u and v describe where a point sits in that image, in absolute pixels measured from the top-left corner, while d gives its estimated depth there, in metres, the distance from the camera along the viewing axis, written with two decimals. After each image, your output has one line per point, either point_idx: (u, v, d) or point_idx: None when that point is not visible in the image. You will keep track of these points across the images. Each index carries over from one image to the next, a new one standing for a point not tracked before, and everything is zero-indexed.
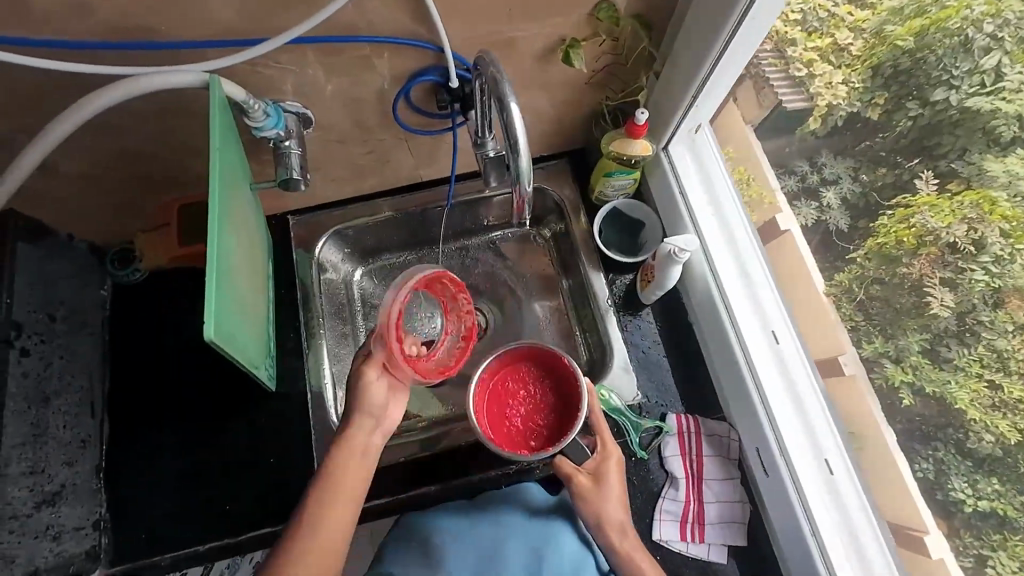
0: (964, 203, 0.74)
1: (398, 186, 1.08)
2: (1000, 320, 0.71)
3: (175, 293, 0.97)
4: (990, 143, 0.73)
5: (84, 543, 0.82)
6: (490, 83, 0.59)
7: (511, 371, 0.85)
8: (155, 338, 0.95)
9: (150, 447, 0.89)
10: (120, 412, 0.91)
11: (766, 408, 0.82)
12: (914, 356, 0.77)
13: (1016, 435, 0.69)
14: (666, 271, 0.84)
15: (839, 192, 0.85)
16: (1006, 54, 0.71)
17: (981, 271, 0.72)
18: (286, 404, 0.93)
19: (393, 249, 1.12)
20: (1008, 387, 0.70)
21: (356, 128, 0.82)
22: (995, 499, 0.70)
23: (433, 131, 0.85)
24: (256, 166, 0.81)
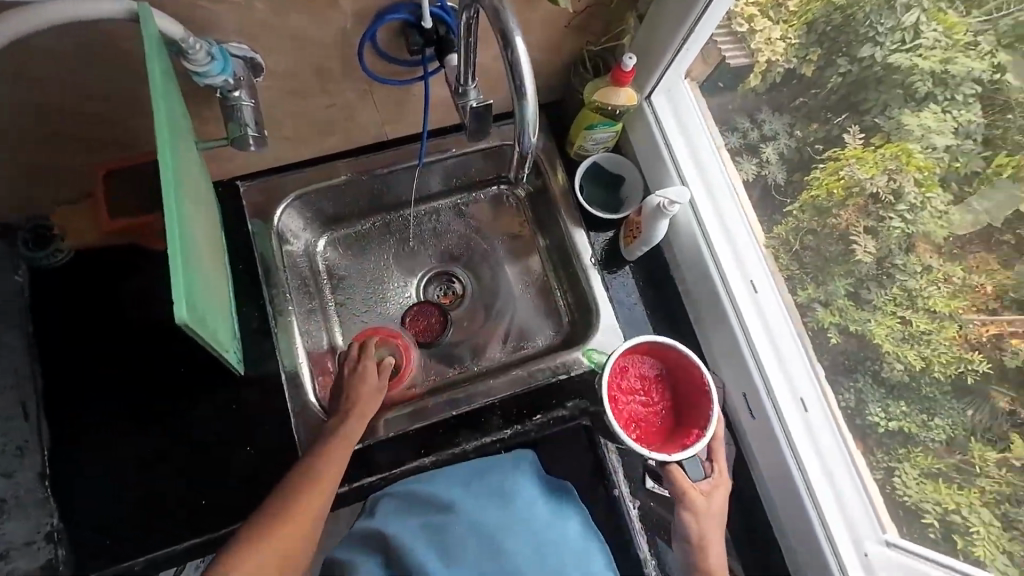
0: (886, 155, 0.76)
1: (362, 145, 0.99)
2: (911, 263, 0.75)
3: (108, 273, 0.85)
4: (908, 99, 0.73)
5: (39, 557, 0.74)
6: (490, 14, 0.54)
7: (637, 362, 0.82)
8: (81, 314, 0.84)
9: (81, 425, 0.80)
10: (58, 404, 0.81)
11: (754, 356, 0.85)
12: (841, 299, 0.83)
13: (920, 363, 0.74)
14: (653, 226, 0.83)
15: (777, 147, 0.87)
16: (924, 12, 0.69)
17: (896, 219, 0.75)
18: (259, 387, 0.86)
19: (357, 216, 1.06)
20: (916, 321, 0.75)
21: (316, 76, 0.72)
22: (902, 419, 0.77)
23: (400, 82, 0.77)
24: (200, 121, 0.70)
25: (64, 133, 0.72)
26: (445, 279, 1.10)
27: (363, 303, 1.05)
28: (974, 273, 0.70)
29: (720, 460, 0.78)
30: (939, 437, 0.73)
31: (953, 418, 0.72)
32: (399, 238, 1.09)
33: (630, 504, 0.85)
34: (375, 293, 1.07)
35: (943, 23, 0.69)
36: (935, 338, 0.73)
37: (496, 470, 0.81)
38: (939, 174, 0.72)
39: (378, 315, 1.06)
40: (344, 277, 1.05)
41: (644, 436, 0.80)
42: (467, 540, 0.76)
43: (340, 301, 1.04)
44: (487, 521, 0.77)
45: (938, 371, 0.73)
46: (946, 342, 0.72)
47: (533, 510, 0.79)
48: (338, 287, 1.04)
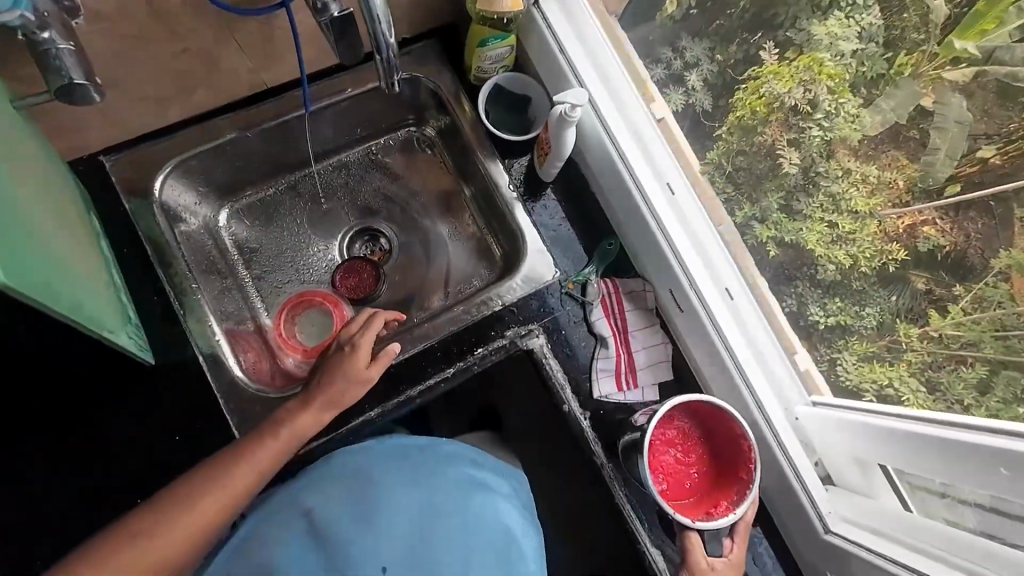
0: (800, 68, 0.77)
1: (239, 99, 0.88)
2: (832, 169, 0.78)
3: None
4: (814, 9, 0.75)
5: None
6: None
7: (682, 420, 0.82)
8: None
9: (41, 406, 0.78)
10: (3, 389, 0.77)
11: (677, 256, 0.85)
12: (775, 214, 0.84)
13: (849, 261, 0.78)
14: (562, 136, 0.80)
15: (700, 74, 0.87)
16: None
17: (815, 127, 0.78)
18: (175, 375, 0.80)
19: (255, 180, 0.99)
20: (841, 223, 0.78)
21: (151, 15, 0.63)
22: (839, 314, 0.81)
23: (250, 11, 0.68)
24: (10, 79, 0.60)
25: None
26: (370, 236, 1.05)
27: (282, 275, 1.01)
28: (887, 169, 0.74)
29: (740, 542, 0.77)
30: (872, 324, 0.78)
31: (884, 306, 0.76)
32: (309, 200, 1.03)
33: (581, 416, 0.87)
34: (294, 260, 1.02)
35: None
36: (860, 237, 0.77)
37: (443, 451, 0.75)
38: (849, 80, 0.74)
39: (300, 285, 1.01)
40: (257, 250, 1.00)
41: (670, 489, 0.80)
42: (395, 527, 0.67)
43: (257, 276, 0.99)
44: (426, 505, 0.69)
45: (866, 266, 0.77)
46: (869, 237, 0.76)
47: (469, 498, 0.72)
48: (252, 261, 0.99)
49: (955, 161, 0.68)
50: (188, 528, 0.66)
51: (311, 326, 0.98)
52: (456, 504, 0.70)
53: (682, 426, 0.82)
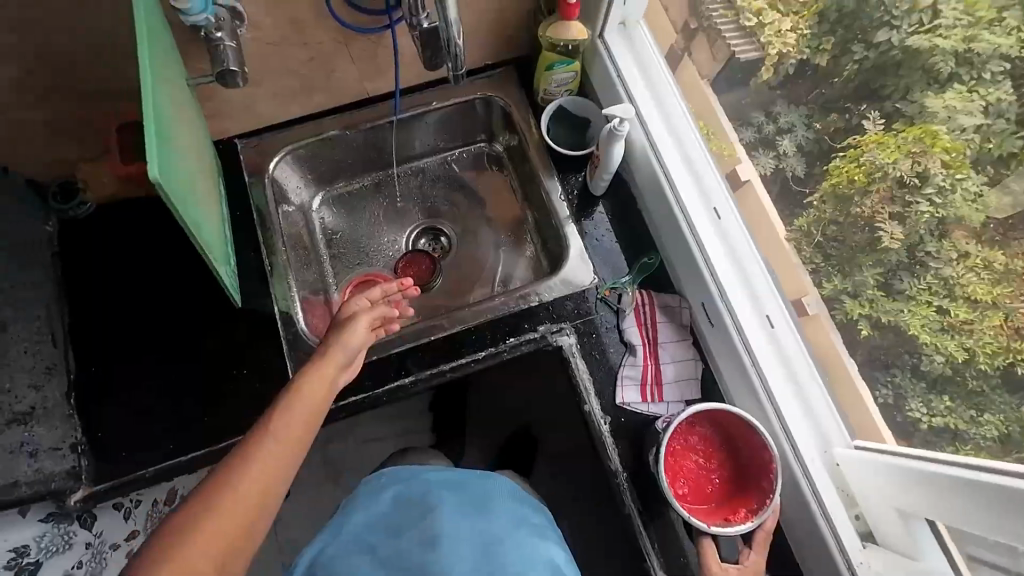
0: (908, 139, 0.74)
1: (345, 103, 1.05)
2: (946, 250, 0.72)
3: (154, 220, 0.96)
4: (930, 81, 0.73)
5: (64, 463, 0.82)
6: None
7: (704, 426, 0.80)
8: (161, 231, 0.96)
9: (148, 327, 0.91)
10: (126, 308, 0.92)
11: (714, 276, 0.86)
12: (871, 290, 0.78)
13: (963, 355, 0.69)
14: (610, 149, 0.87)
15: (794, 139, 0.86)
16: None
17: (926, 203, 0.73)
18: (252, 320, 0.93)
19: (347, 175, 1.16)
20: (954, 309, 0.71)
21: (290, 27, 0.82)
22: (947, 415, 0.70)
23: (362, 28, 0.85)
24: (189, 60, 0.79)
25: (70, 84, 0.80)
26: (433, 234, 1.19)
27: (355, 257, 1.15)
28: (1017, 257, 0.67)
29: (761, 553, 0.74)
30: (990, 435, 0.67)
31: (1006, 413, 0.66)
32: (387, 197, 1.19)
33: (601, 419, 0.88)
34: (368, 245, 1.17)
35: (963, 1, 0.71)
36: (978, 328, 0.69)
37: (488, 489, 0.80)
38: (970, 155, 0.70)
39: (367, 267, 1.16)
40: (339, 234, 1.16)
41: (690, 495, 0.79)
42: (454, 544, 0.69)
43: (334, 254, 1.15)
44: (480, 530, 0.72)
45: (984, 361, 0.68)
46: (992, 331, 0.67)
47: (516, 526, 0.75)
48: (332, 242, 1.15)
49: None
50: (235, 503, 0.59)
51: None
52: (506, 530, 0.73)
53: (704, 434, 0.81)
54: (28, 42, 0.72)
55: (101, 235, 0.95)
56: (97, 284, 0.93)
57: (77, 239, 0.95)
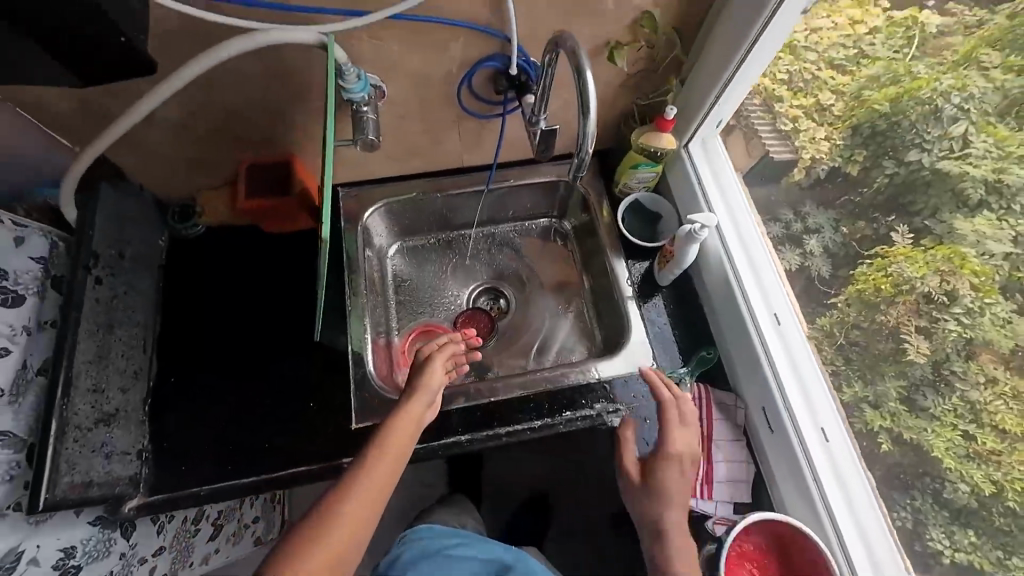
0: (936, 257, 0.81)
1: (440, 169, 1.16)
2: (972, 372, 0.77)
3: (253, 248, 1.05)
4: (959, 205, 0.80)
5: (130, 468, 0.84)
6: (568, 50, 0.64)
7: (762, 533, 0.80)
8: (264, 259, 1.04)
9: (231, 345, 0.98)
10: (213, 326, 0.99)
11: (779, 383, 0.89)
12: (893, 403, 0.83)
13: (990, 487, 0.74)
14: (685, 248, 0.93)
15: (821, 241, 0.95)
16: (972, 124, 0.79)
17: (953, 321, 0.78)
18: (329, 355, 0.98)
19: (426, 230, 1.25)
20: (982, 438, 0.75)
21: (418, 106, 0.93)
22: (972, 552, 0.76)
23: (480, 114, 0.96)
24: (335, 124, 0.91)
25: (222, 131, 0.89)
26: (494, 294, 1.25)
27: (419, 306, 1.22)
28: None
29: None
30: None
31: None
32: (458, 255, 1.27)
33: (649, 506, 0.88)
34: (432, 296, 1.24)
35: (994, 134, 0.77)
36: (1006, 461, 0.73)
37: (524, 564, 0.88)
38: (999, 280, 0.76)
39: (429, 316, 1.22)
40: (408, 281, 1.23)
41: None
42: None
43: (400, 300, 1.22)
44: None
45: (1013, 499, 0.73)
46: (1018, 465, 0.72)
47: None
48: (400, 288, 1.22)
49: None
50: (353, 529, 0.64)
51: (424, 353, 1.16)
52: None
53: (758, 540, 0.81)
54: (212, 97, 0.81)
55: (208, 254, 1.04)
56: (193, 298, 1.00)
57: (185, 255, 1.04)
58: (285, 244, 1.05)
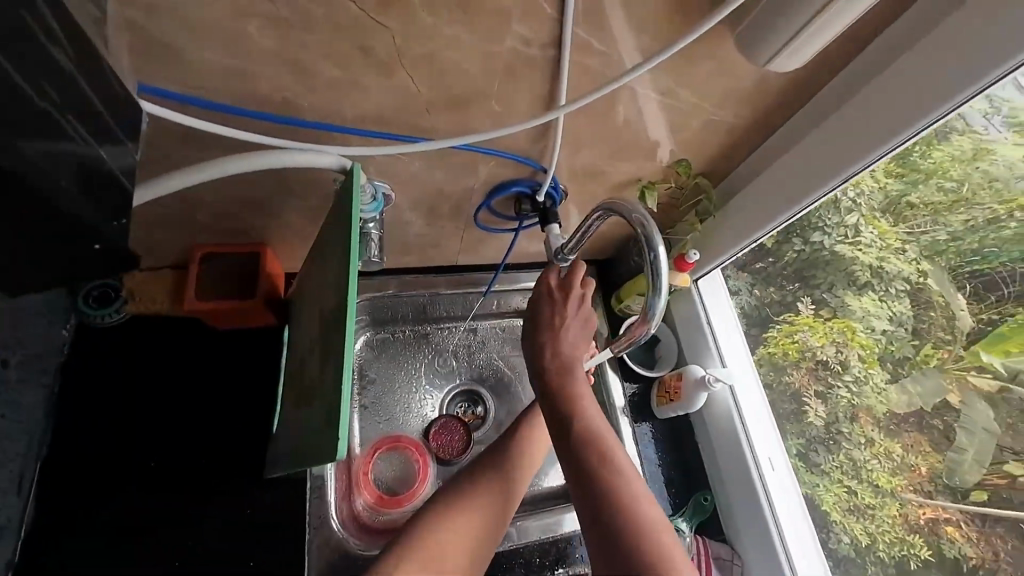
0: (833, 328, 0.84)
1: (435, 265, 1.07)
2: (856, 432, 0.82)
3: (190, 350, 0.84)
4: (850, 283, 0.82)
5: None
6: (639, 221, 0.57)
7: None
8: (207, 362, 0.84)
9: (148, 479, 0.76)
10: (123, 454, 0.77)
11: (785, 546, 0.84)
12: (793, 458, 0.90)
13: (865, 538, 0.80)
14: (694, 393, 0.89)
15: (740, 300, 0.98)
16: (862, 215, 0.78)
17: (844, 387, 0.83)
18: (282, 494, 0.79)
19: (402, 320, 1.07)
20: (861, 493, 0.81)
21: (428, 215, 0.82)
22: None
23: (494, 229, 0.88)
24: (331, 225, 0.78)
25: (180, 218, 0.72)
26: (471, 399, 1.09)
27: (383, 411, 1.04)
28: (911, 451, 0.75)
29: None
30: None
31: None
32: (433, 350, 1.09)
33: None
34: (399, 402, 1.06)
35: (878, 226, 0.77)
36: (879, 515, 0.79)
37: None
38: (879, 353, 0.79)
39: (397, 426, 1.04)
40: (373, 380, 1.04)
41: None
42: None
43: (364, 405, 1.04)
44: None
45: (882, 550, 0.79)
46: (890, 520, 0.78)
47: None
48: (365, 390, 1.04)
49: (982, 469, 0.68)
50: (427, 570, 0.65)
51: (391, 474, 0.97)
52: None
53: None
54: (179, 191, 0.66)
55: (127, 352, 0.82)
56: (99, 414, 0.78)
57: (94, 352, 0.81)
58: (235, 348, 0.85)
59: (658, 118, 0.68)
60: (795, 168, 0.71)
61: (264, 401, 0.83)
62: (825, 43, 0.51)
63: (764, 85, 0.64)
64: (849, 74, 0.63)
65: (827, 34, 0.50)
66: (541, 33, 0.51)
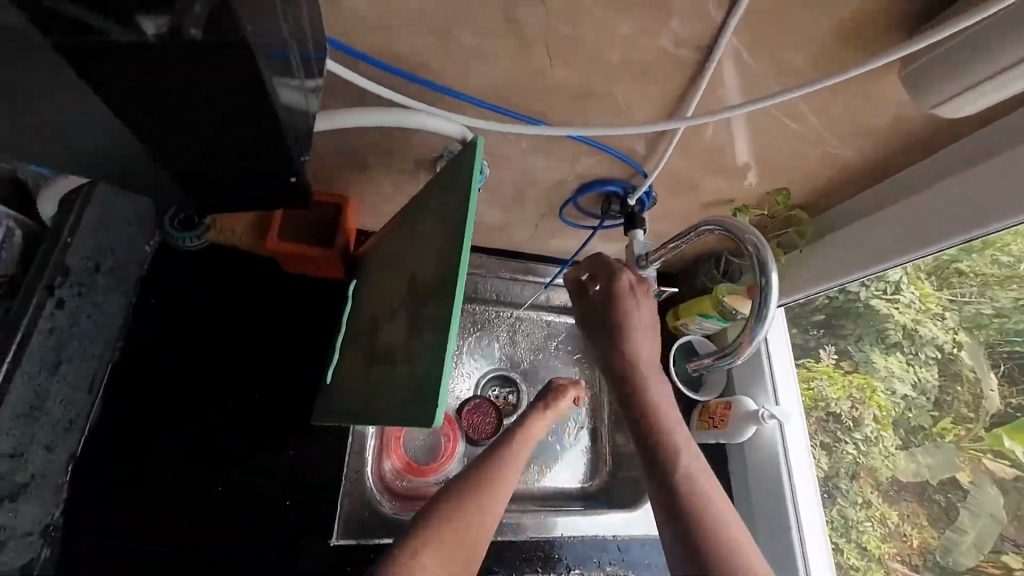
0: (853, 383, 0.86)
1: (497, 248, 1.07)
2: (855, 491, 0.84)
3: (258, 287, 0.86)
4: (879, 340, 0.83)
5: (23, 555, 0.65)
6: (754, 245, 0.56)
7: None
8: (272, 301, 0.86)
9: (203, 403, 0.79)
10: (184, 375, 0.79)
11: None
12: None
13: None
14: (741, 425, 0.87)
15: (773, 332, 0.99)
16: (906, 274, 0.76)
17: (851, 445, 0.85)
18: (324, 443, 0.81)
19: None
20: (847, 552, 0.83)
21: (513, 198, 0.82)
22: None
23: (571, 222, 0.87)
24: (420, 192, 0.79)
25: None
26: (505, 383, 1.05)
27: None
28: (907, 521, 0.78)
29: None
30: None
31: None
32: (477, 329, 1.07)
33: None
34: None
35: (920, 288, 0.77)
36: None
37: None
38: (893, 416, 0.81)
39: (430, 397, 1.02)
40: None
41: None
42: None
43: None
44: None
45: None
46: None
47: None
48: None
49: (979, 555, 0.71)
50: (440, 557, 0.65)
51: (420, 444, 0.93)
52: None
53: None
54: None
55: (206, 278, 0.84)
56: (168, 333, 0.81)
57: (174, 273, 0.83)
58: (301, 292, 0.87)
59: (776, 140, 0.65)
60: (904, 218, 0.68)
61: (321, 348, 0.85)
62: (1002, 97, 0.48)
63: (900, 124, 0.61)
64: (994, 130, 0.59)
65: (1011, 86, 0.46)
66: (695, 33, 0.49)
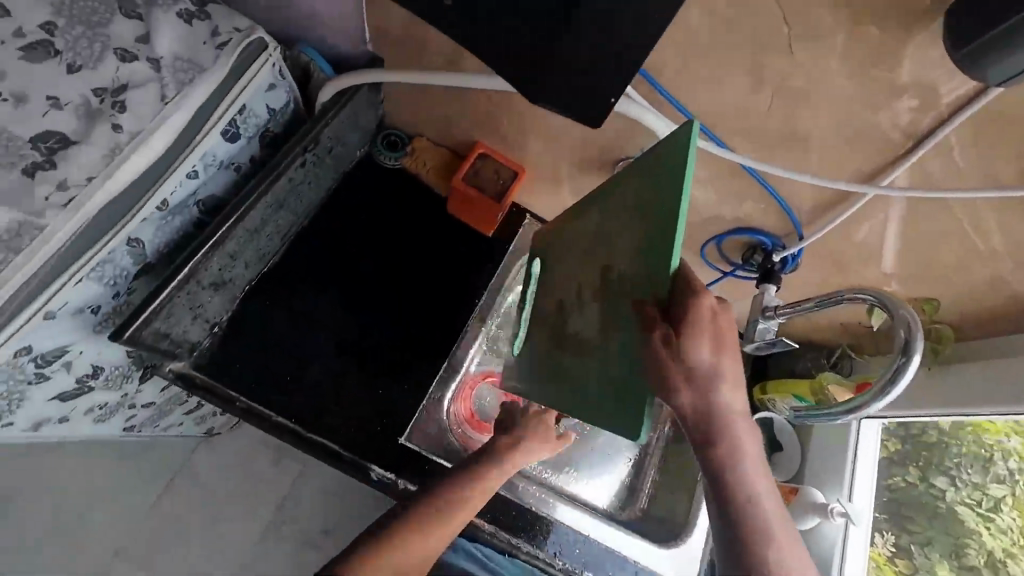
0: None
1: None
2: None
3: (423, 214, 1.01)
4: (953, 554, 0.84)
5: (196, 335, 0.81)
6: (903, 325, 0.59)
7: None
8: (429, 229, 1.00)
9: (350, 285, 0.93)
10: (345, 259, 0.95)
11: None
12: None
13: None
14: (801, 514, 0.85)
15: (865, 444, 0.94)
16: (1010, 498, 0.81)
17: None
18: (425, 357, 0.93)
19: None
20: None
21: None
22: None
23: (706, 261, 0.92)
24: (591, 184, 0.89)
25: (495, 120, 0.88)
26: None
27: None
28: None
29: None
30: None
31: None
32: None
33: None
34: None
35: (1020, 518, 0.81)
36: None
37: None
38: None
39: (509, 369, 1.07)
40: None
41: None
42: None
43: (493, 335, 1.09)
44: None
45: None
46: None
47: None
48: None
49: None
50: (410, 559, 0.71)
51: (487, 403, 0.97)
52: None
53: None
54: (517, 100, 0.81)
55: (390, 193, 1.01)
56: (346, 222, 0.97)
57: (369, 183, 1.01)
58: (454, 231, 1.01)
59: (947, 248, 0.68)
60: None
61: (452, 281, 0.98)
62: None
63: None
64: None
65: None
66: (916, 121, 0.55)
